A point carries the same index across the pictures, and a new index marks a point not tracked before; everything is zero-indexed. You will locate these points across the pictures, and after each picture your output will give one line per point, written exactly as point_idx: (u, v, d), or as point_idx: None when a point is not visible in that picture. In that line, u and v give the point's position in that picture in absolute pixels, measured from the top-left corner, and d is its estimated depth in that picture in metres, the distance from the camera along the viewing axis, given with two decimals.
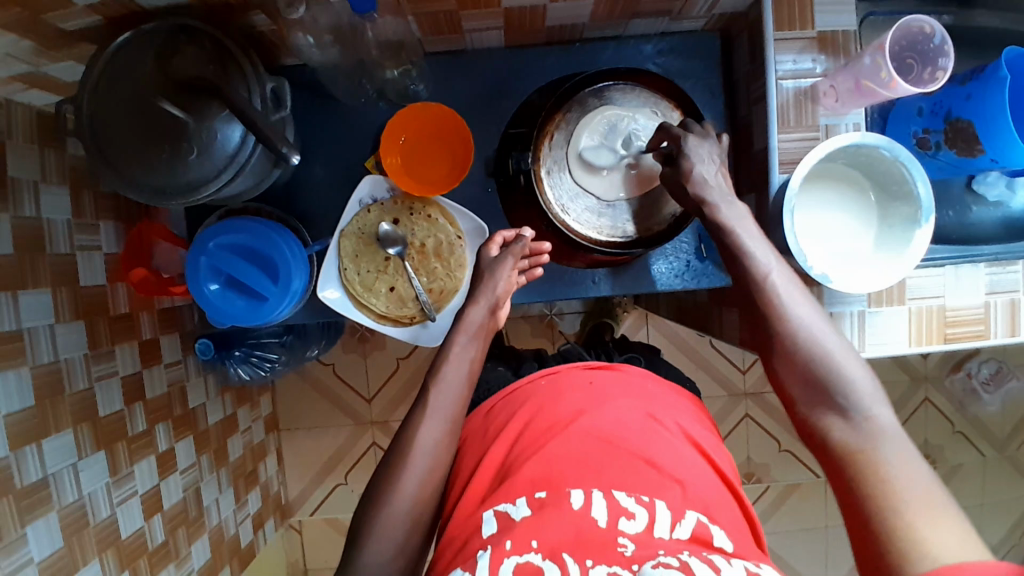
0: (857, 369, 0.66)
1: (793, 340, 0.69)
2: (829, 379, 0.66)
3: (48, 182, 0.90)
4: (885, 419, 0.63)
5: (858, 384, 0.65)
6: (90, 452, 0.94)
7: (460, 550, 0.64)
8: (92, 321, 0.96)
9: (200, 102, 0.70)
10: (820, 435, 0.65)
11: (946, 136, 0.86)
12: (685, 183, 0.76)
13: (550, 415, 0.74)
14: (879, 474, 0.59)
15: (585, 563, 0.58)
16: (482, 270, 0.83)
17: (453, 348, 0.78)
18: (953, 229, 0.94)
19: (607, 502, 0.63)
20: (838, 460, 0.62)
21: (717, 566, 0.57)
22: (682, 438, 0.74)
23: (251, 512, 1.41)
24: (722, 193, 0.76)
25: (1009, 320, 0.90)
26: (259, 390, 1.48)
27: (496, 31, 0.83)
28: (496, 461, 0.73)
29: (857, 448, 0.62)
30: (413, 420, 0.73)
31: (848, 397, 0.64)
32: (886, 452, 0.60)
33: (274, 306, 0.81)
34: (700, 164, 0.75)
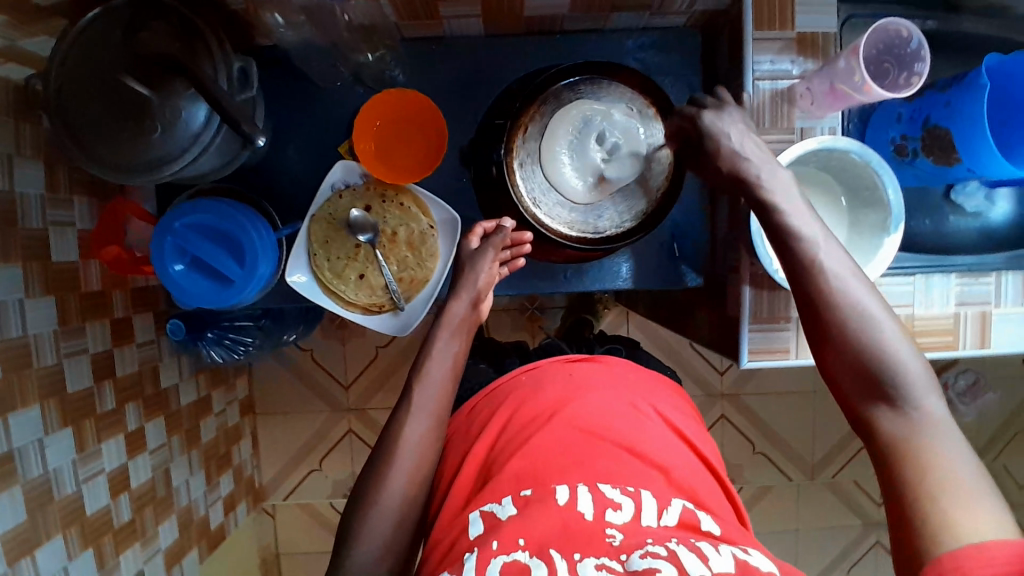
0: (908, 353, 0.60)
1: (843, 325, 0.61)
2: (880, 369, 0.59)
3: (22, 156, 0.87)
4: (937, 410, 0.58)
5: (913, 369, 0.59)
6: (57, 428, 0.93)
7: (447, 553, 0.62)
8: (63, 297, 0.95)
9: (166, 79, 0.69)
10: (867, 427, 0.60)
11: (923, 143, 0.86)
12: (717, 156, 0.73)
13: (530, 409, 0.73)
14: (928, 473, 0.54)
15: (573, 557, 0.56)
16: (462, 261, 0.83)
17: (435, 344, 0.78)
18: (929, 237, 0.94)
19: (593, 495, 0.62)
20: (885, 455, 0.57)
21: (706, 555, 0.56)
22: (665, 426, 0.74)
23: (223, 495, 1.41)
24: (761, 163, 0.71)
25: (979, 333, 0.89)
26: (235, 373, 1.48)
27: (475, 19, 0.83)
28: (479, 457, 0.71)
29: (906, 441, 0.57)
30: (398, 417, 0.72)
31: (901, 385, 0.58)
32: (937, 446, 0.55)
33: (239, 290, 0.80)
34: (726, 139, 0.73)
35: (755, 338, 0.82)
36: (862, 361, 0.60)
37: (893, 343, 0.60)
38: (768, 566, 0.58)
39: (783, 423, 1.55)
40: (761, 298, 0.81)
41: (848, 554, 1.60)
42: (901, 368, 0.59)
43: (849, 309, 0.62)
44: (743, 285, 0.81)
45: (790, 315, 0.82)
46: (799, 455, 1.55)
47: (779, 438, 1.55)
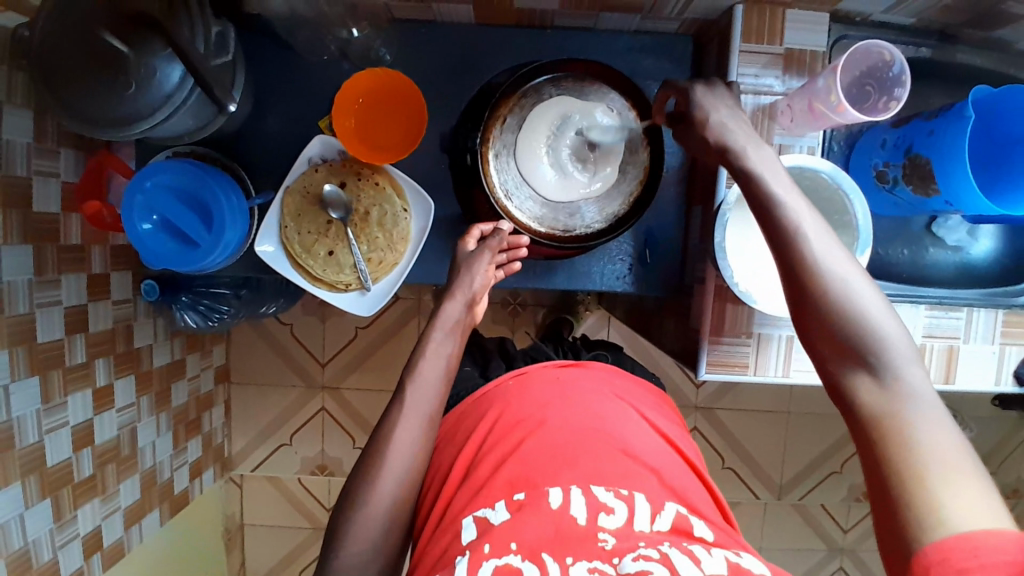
0: (889, 321, 0.58)
1: (823, 292, 0.59)
2: (858, 335, 0.57)
3: (12, 102, 0.88)
4: (920, 381, 0.55)
5: (895, 340, 0.57)
6: (23, 375, 0.94)
7: (438, 559, 0.62)
8: (41, 247, 0.95)
9: (142, 36, 0.69)
10: (845, 395, 0.57)
11: (904, 171, 0.85)
12: (703, 130, 0.68)
13: (516, 412, 0.72)
14: (910, 445, 0.52)
15: (565, 561, 0.56)
16: (459, 263, 0.81)
17: (431, 342, 0.75)
18: (904, 268, 0.93)
19: (585, 498, 0.61)
20: (864, 430, 0.55)
21: (698, 557, 0.57)
22: (651, 428, 0.74)
23: (190, 460, 1.42)
24: (747, 136, 0.67)
25: (944, 366, 0.89)
26: (212, 340, 1.48)
27: (464, 5, 0.83)
28: (468, 458, 0.70)
29: (885, 409, 0.54)
30: (389, 418, 0.70)
31: (880, 350, 0.56)
32: (919, 418, 0.53)
33: (204, 253, 0.81)
34: (714, 112, 0.68)
35: (714, 351, 0.81)
36: (843, 331, 0.58)
37: (873, 313, 0.58)
38: (761, 568, 0.59)
39: (754, 442, 1.54)
40: (725, 310, 0.81)
41: None
42: (883, 339, 0.57)
43: (832, 280, 0.59)
44: (708, 298, 0.81)
45: (751, 331, 0.81)
46: (767, 474, 1.55)
47: (749, 455, 1.54)
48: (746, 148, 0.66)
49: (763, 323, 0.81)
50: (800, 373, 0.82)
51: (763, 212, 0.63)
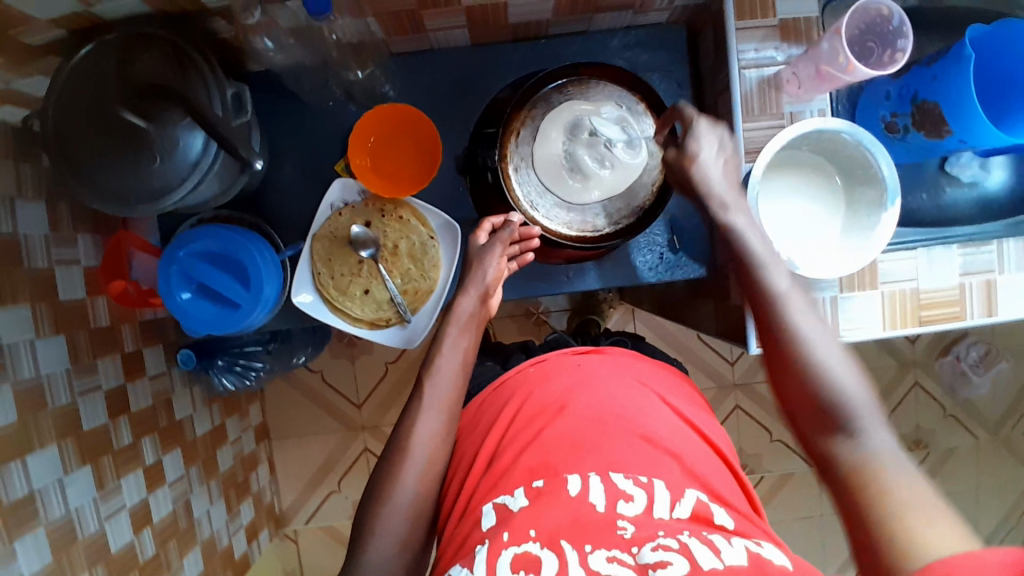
0: (861, 392, 0.63)
1: (802, 357, 0.65)
2: (834, 401, 0.62)
3: (24, 197, 0.88)
4: (887, 442, 0.60)
5: (861, 404, 0.62)
6: (75, 467, 0.93)
7: (460, 546, 0.63)
8: (73, 334, 0.95)
9: (162, 109, 0.71)
10: (825, 457, 0.62)
11: (913, 118, 0.86)
12: (689, 166, 0.74)
13: (538, 400, 0.74)
14: (881, 487, 0.56)
15: (584, 549, 0.56)
16: (471, 257, 0.84)
17: (445, 339, 0.78)
18: (928, 212, 0.92)
19: (604, 485, 0.62)
20: (839, 481, 0.59)
21: (718, 547, 0.54)
22: (675, 414, 0.74)
23: (245, 523, 1.41)
24: (726, 186, 0.73)
25: (985, 300, 0.88)
26: (248, 399, 1.49)
27: (460, 29, 0.85)
28: (492, 447, 0.71)
29: (862, 465, 0.59)
30: (410, 413, 0.73)
31: (853, 415, 0.61)
32: (889, 469, 0.57)
33: (246, 313, 0.82)
34: (703, 148, 0.73)
35: None
36: (816, 390, 0.63)
37: (840, 374, 0.64)
38: (784, 559, 0.56)
39: None
40: None
41: None
42: (851, 401, 0.62)
43: (804, 342, 0.66)
44: None
45: None
46: None
47: None
48: (723, 204, 0.72)
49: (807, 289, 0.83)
50: (850, 331, 0.85)
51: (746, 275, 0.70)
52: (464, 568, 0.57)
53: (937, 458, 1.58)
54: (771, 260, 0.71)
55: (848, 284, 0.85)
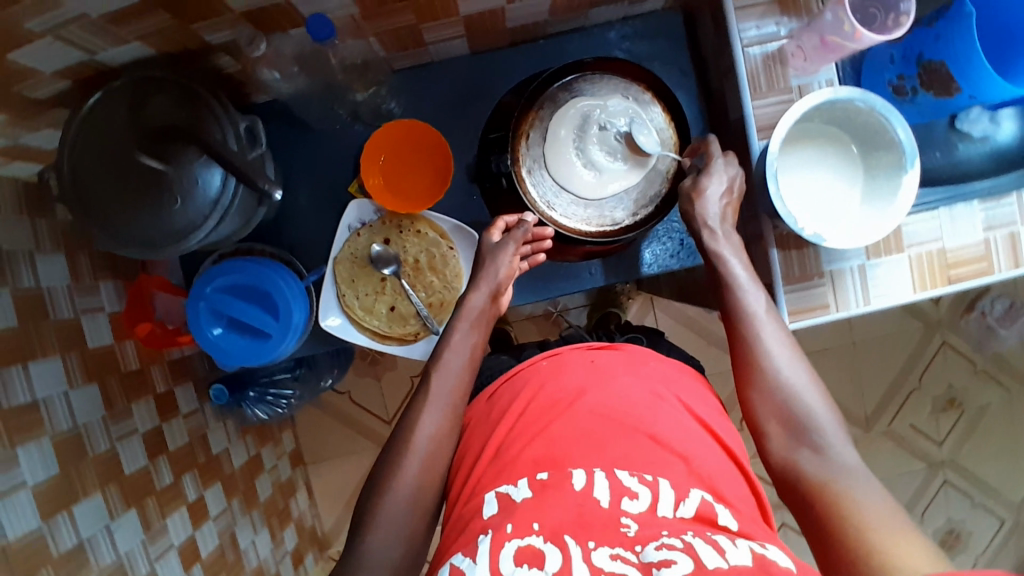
0: (824, 412, 0.71)
1: (777, 379, 0.73)
2: (803, 420, 0.70)
3: (43, 251, 0.88)
4: (850, 457, 0.67)
5: (828, 422, 0.70)
6: (121, 512, 0.93)
7: (461, 531, 0.64)
8: (104, 382, 0.96)
9: (178, 150, 0.72)
10: (793, 471, 0.69)
11: (921, 79, 0.85)
12: (693, 199, 0.79)
13: (550, 394, 0.73)
14: (846, 498, 0.63)
15: (587, 545, 0.57)
16: (484, 255, 0.84)
17: (454, 334, 0.81)
18: (941, 169, 0.88)
19: (609, 482, 0.62)
20: (805, 491, 0.66)
21: (722, 547, 0.55)
22: (687, 412, 0.73)
23: (289, 550, 1.39)
24: (722, 225, 0.79)
25: (1010, 253, 0.87)
26: (278, 427, 1.49)
27: (459, 39, 0.85)
28: (499, 438, 0.71)
29: (827, 478, 0.66)
30: (415, 405, 0.75)
31: (818, 433, 0.69)
32: (854, 482, 0.64)
33: (277, 342, 0.82)
34: (710, 184, 0.78)
35: (791, 299, 0.83)
36: (787, 409, 0.71)
37: (807, 397, 0.71)
38: (787, 560, 0.55)
39: (828, 382, 1.55)
40: (792, 258, 0.83)
41: (917, 501, 1.58)
42: (818, 420, 0.70)
43: (778, 364, 0.73)
44: (771, 249, 0.83)
45: (822, 270, 0.83)
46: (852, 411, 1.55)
47: None
48: (713, 234, 0.79)
49: (831, 260, 0.83)
50: (881, 299, 0.85)
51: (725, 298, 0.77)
52: (467, 558, 0.58)
53: (972, 414, 1.57)
54: (752, 285, 0.77)
55: (874, 251, 0.84)
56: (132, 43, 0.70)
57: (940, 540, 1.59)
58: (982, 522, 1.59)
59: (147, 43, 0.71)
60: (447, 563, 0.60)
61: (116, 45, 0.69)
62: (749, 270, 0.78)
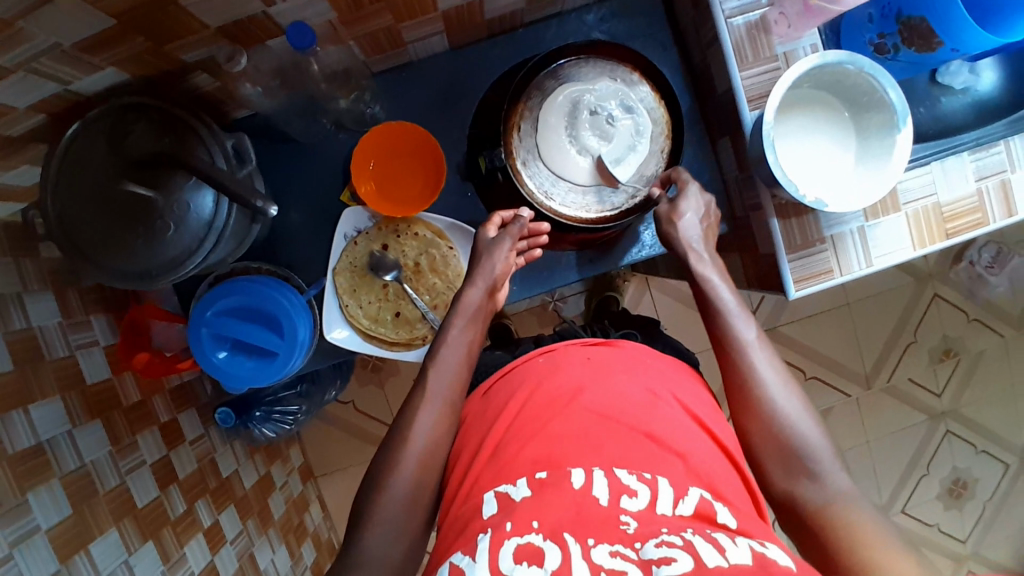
0: (817, 437, 0.69)
1: (770, 407, 0.71)
2: (795, 446, 0.69)
3: (31, 290, 0.85)
4: (845, 482, 0.67)
5: (820, 446, 0.69)
6: (138, 545, 0.90)
7: (460, 532, 0.63)
8: (108, 417, 0.94)
9: (167, 177, 0.71)
10: (792, 501, 0.68)
11: (901, 36, 0.84)
12: (671, 225, 0.80)
13: (549, 391, 0.73)
14: (848, 530, 0.63)
15: (587, 543, 0.55)
16: (480, 250, 0.82)
17: (450, 331, 0.80)
18: (926, 125, 0.90)
19: (608, 480, 0.61)
20: (805, 521, 0.66)
21: (722, 546, 0.53)
22: (684, 411, 0.72)
23: (309, 564, 1.36)
24: (702, 252, 0.80)
25: (1004, 202, 0.88)
26: (286, 444, 1.48)
27: (438, 35, 0.84)
28: (497, 437, 0.71)
29: (826, 507, 0.65)
30: (413, 404, 0.75)
31: (813, 460, 0.68)
32: (851, 511, 0.64)
33: (285, 360, 0.81)
34: (688, 212, 0.80)
35: (795, 267, 0.84)
36: (780, 436, 0.70)
37: (801, 423, 0.70)
38: (787, 559, 0.53)
39: (827, 345, 1.57)
40: (793, 226, 0.83)
41: (923, 452, 1.61)
42: (812, 447, 0.69)
43: (768, 391, 0.72)
44: (771, 219, 0.83)
45: (823, 236, 0.84)
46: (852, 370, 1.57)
47: (826, 358, 1.57)
48: (699, 256, 0.79)
49: (831, 225, 0.83)
50: (883, 259, 0.85)
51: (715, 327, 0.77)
52: (466, 557, 0.57)
53: (969, 362, 1.60)
54: (740, 311, 0.77)
55: (871, 213, 0.85)
56: (107, 69, 0.67)
57: (948, 489, 1.62)
58: (987, 468, 1.63)
59: (122, 68, 0.68)
60: (447, 563, 0.59)
61: (90, 72, 0.66)
62: (736, 296, 0.78)
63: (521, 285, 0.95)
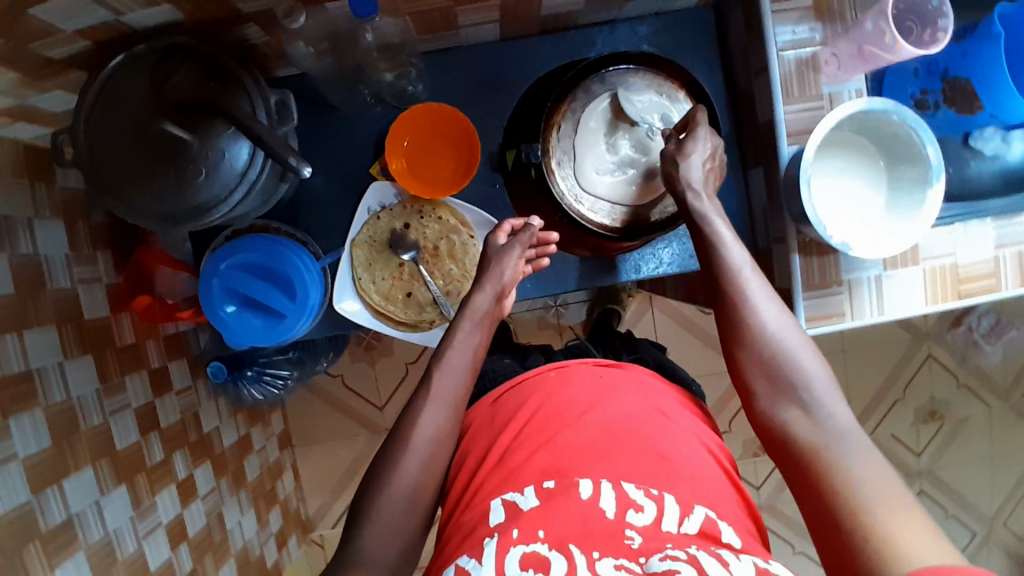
0: (814, 365, 0.69)
1: (763, 335, 0.70)
2: (790, 377, 0.68)
3: (42, 217, 0.85)
4: (840, 412, 0.66)
5: (817, 377, 0.68)
6: (111, 487, 0.89)
7: (465, 537, 0.62)
8: (100, 355, 0.92)
9: (203, 124, 0.71)
10: (781, 430, 0.68)
11: (944, 94, 0.87)
12: (677, 163, 0.77)
13: (558, 404, 0.71)
14: (839, 462, 0.62)
15: (592, 555, 0.56)
16: (491, 257, 0.83)
17: (458, 334, 0.79)
18: (953, 187, 0.88)
19: (615, 493, 0.60)
20: (799, 456, 0.65)
21: (726, 560, 0.54)
22: (692, 433, 0.71)
23: (274, 531, 1.36)
24: (703, 189, 0.77)
25: (1019, 273, 0.87)
26: (269, 409, 1.46)
27: (491, 24, 0.84)
28: (503, 444, 0.70)
29: (821, 440, 0.64)
30: (415, 404, 0.73)
31: (809, 392, 0.67)
32: (844, 444, 0.63)
33: (292, 323, 0.81)
34: (697, 151, 0.77)
35: (809, 306, 0.85)
36: (775, 369, 0.69)
37: (802, 357, 0.69)
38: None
39: None
40: (813, 264, 0.84)
41: None
42: (807, 379, 0.68)
43: (763, 317, 0.71)
44: (793, 254, 0.83)
45: (840, 279, 0.84)
46: None
47: None
48: (697, 196, 0.76)
49: (851, 269, 0.84)
50: (895, 310, 0.86)
51: (708, 255, 0.75)
52: (473, 559, 0.58)
53: (951, 426, 1.61)
54: (735, 242, 0.75)
55: (891, 263, 0.85)
56: (162, 6, 0.66)
57: None
58: (954, 534, 1.64)
59: (177, 8, 0.67)
60: (452, 565, 0.60)
61: (145, 7, 0.65)
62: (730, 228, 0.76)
63: (534, 284, 0.95)
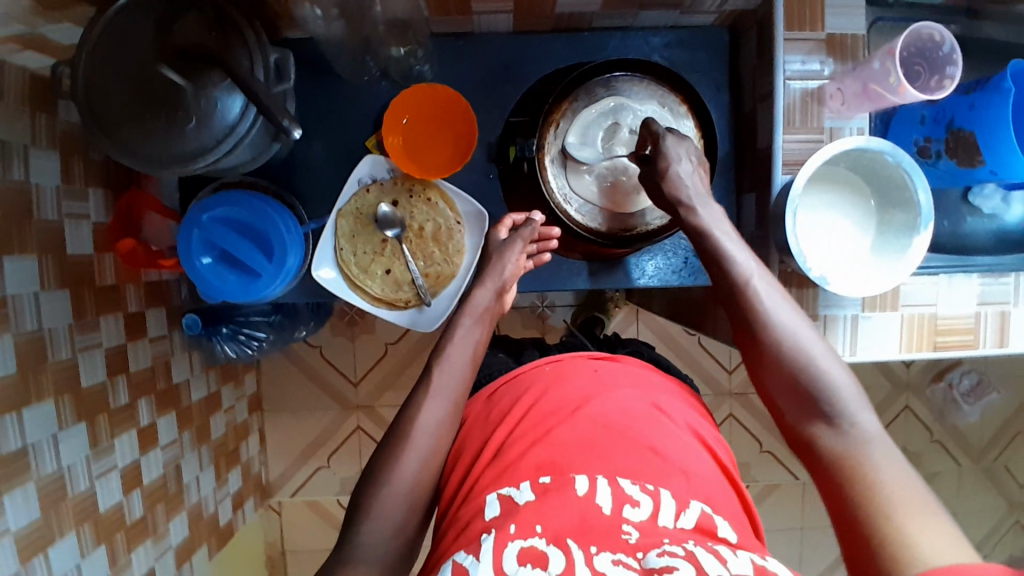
0: (839, 374, 0.67)
1: (778, 349, 0.69)
2: (811, 388, 0.66)
3: (37, 146, 0.85)
4: (868, 421, 0.64)
5: (841, 386, 0.66)
6: (70, 423, 0.89)
7: (460, 532, 0.62)
8: (79, 291, 0.92)
9: (199, 72, 0.71)
10: (808, 443, 0.66)
11: (947, 145, 0.83)
12: (662, 182, 0.79)
13: (557, 398, 0.70)
14: (859, 473, 0.60)
15: (590, 549, 0.55)
16: (492, 252, 0.84)
17: (458, 330, 0.79)
18: (945, 239, 0.89)
19: (611, 489, 0.60)
20: (824, 468, 0.63)
21: (723, 556, 0.54)
22: (689, 431, 0.69)
23: (230, 491, 1.36)
24: (696, 193, 0.78)
25: (998, 332, 0.87)
26: (243, 369, 1.46)
27: (505, 14, 0.83)
28: (502, 437, 0.68)
29: (847, 450, 0.62)
30: (414, 401, 0.72)
31: (834, 402, 0.65)
32: (873, 454, 0.61)
33: (266, 283, 0.81)
34: (676, 163, 0.78)
35: None
36: (793, 379, 0.68)
37: (826, 367, 0.67)
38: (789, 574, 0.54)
39: None
40: (792, 296, 0.84)
41: None
42: (830, 389, 0.66)
43: (780, 327, 0.70)
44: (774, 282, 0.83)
45: (817, 313, 0.84)
46: None
47: None
48: (690, 210, 0.77)
49: (828, 305, 0.84)
50: (866, 351, 0.86)
51: (720, 268, 0.74)
52: (470, 556, 0.56)
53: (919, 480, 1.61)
54: (741, 251, 0.75)
55: (869, 305, 0.85)
56: None
57: None
58: None
59: None
60: (448, 562, 0.58)
61: None
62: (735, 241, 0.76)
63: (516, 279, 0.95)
